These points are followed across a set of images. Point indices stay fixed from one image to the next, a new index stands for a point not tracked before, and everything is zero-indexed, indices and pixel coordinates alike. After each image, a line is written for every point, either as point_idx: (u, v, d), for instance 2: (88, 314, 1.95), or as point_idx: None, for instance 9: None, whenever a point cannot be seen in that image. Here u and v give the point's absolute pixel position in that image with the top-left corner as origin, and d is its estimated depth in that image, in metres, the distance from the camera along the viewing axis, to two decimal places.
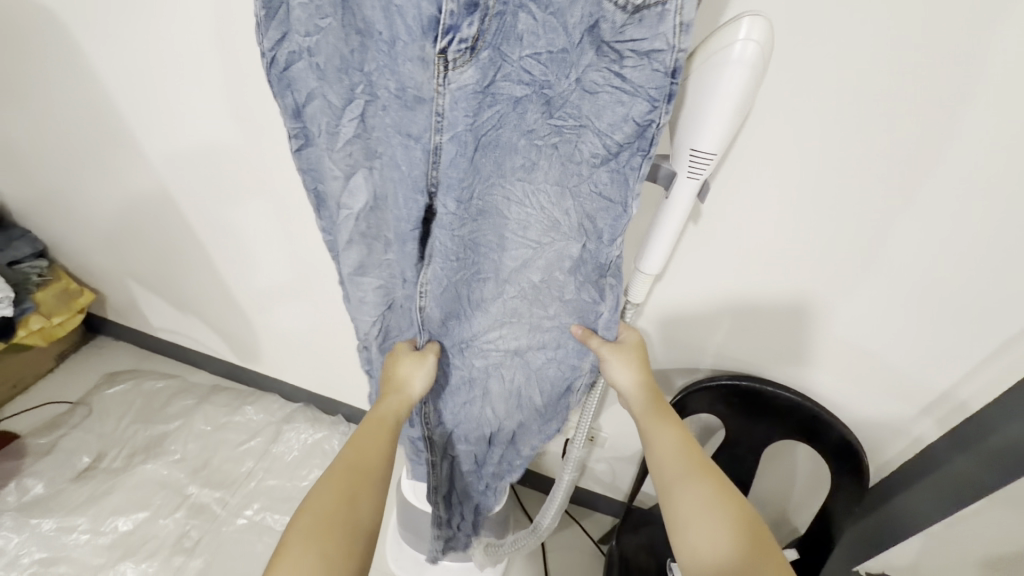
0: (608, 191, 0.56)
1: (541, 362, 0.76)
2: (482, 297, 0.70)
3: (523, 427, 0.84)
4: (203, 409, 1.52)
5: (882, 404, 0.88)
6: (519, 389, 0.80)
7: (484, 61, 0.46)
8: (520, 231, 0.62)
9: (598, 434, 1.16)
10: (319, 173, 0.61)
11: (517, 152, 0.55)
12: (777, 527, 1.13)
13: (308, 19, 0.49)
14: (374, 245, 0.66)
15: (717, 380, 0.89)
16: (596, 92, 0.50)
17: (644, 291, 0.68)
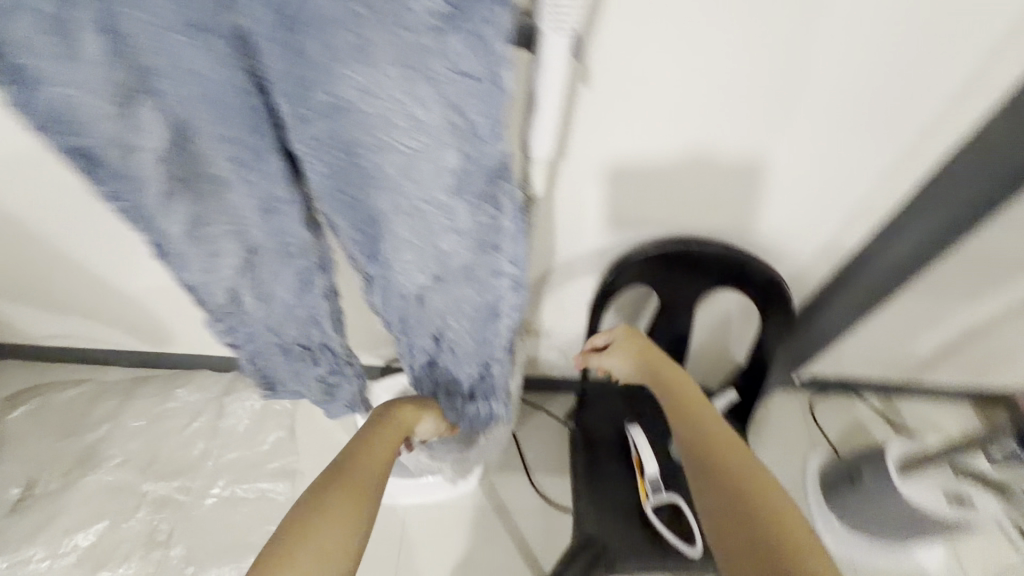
0: (471, 64, 0.41)
1: (461, 290, 0.64)
2: (382, 222, 0.54)
3: (457, 351, 0.75)
4: (131, 405, 1.40)
5: (799, 234, 0.90)
6: (446, 316, 0.69)
7: None
8: (380, 140, 0.45)
9: (542, 327, 1.16)
10: (69, 119, 0.41)
11: (337, 21, 0.38)
12: (720, 366, 1.21)
13: None
14: (215, 188, 0.50)
15: (642, 252, 0.87)
16: None
17: (542, 180, 0.61)
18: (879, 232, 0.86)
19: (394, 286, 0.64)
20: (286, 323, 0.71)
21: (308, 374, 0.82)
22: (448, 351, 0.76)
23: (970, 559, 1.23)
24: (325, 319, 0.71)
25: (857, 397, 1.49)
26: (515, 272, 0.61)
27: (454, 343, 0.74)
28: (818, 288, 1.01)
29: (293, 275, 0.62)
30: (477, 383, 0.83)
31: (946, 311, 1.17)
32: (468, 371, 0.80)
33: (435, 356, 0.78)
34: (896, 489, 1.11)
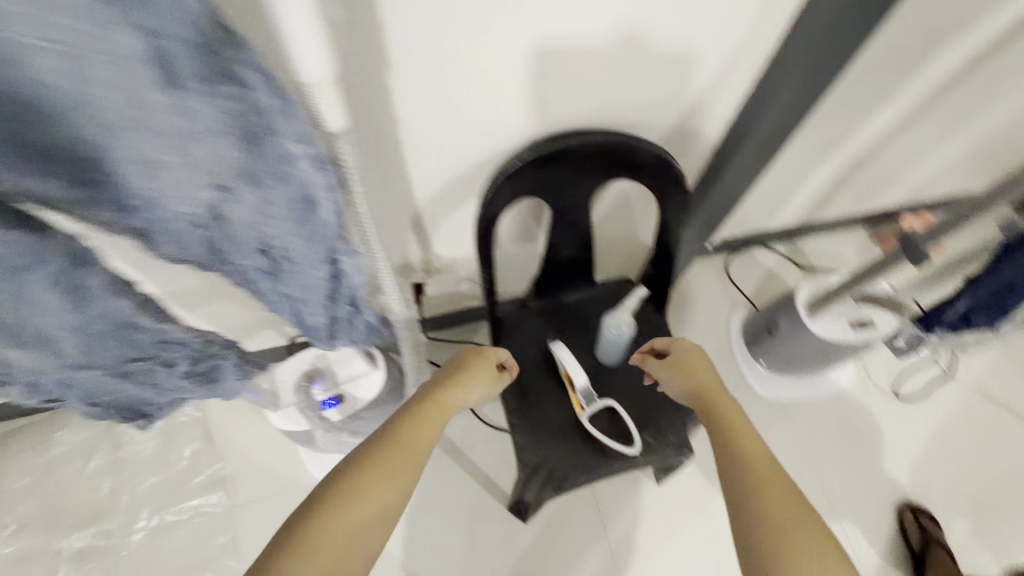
0: None
1: (257, 208, 0.48)
2: (101, 165, 0.39)
3: (296, 288, 0.59)
4: (5, 466, 1.21)
5: (682, 96, 0.81)
6: (262, 245, 0.52)
7: None
8: None
9: (441, 263, 1.06)
10: None
11: None
12: (632, 255, 1.17)
13: None
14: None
15: (518, 159, 0.74)
16: None
17: (336, 105, 0.47)
18: (762, 77, 0.79)
19: (175, 221, 0.45)
20: (95, 346, 0.54)
21: (172, 379, 0.66)
22: (287, 291, 0.59)
23: (874, 367, 1.37)
24: (148, 323, 0.56)
25: (765, 247, 1.54)
26: (310, 150, 0.46)
27: (285, 279, 0.57)
28: (709, 154, 0.95)
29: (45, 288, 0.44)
30: (347, 319, 0.67)
31: (830, 146, 1.17)
32: (327, 310, 0.64)
33: (276, 302, 0.62)
34: (807, 328, 1.17)
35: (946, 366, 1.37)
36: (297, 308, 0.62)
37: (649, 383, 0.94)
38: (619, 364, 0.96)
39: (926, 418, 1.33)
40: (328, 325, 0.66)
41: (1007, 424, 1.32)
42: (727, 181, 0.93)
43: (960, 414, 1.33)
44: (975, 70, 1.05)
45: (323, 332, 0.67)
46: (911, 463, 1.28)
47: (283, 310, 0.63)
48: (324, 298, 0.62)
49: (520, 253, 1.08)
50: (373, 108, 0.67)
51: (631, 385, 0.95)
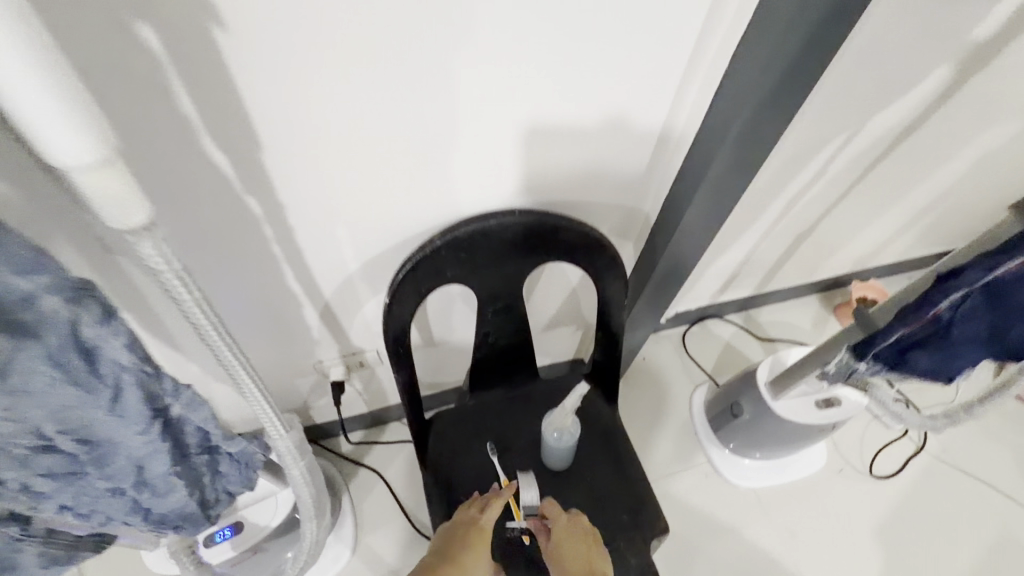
0: None
1: (8, 381, 0.36)
2: None
3: (118, 466, 0.46)
4: None
5: (611, 173, 0.75)
6: (37, 434, 0.40)
7: None
8: None
9: (364, 358, 0.93)
10: None
11: None
12: (578, 336, 1.08)
13: None
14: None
15: (430, 243, 0.66)
16: None
17: (129, 200, 0.35)
18: (693, 149, 0.74)
19: None
20: None
21: None
22: (110, 475, 0.46)
23: (845, 444, 1.28)
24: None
25: (721, 319, 1.48)
26: (53, 285, 0.37)
27: (94, 461, 0.44)
28: (648, 232, 0.89)
29: None
30: (206, 473, 0.54)
31: (775, 219, 1.15)
32: (181, 479, 0.50)
33: (97, 495, 0.47)
34: (772, 407, 1.08)
35: (918, 439, 1.29)
36: (137, 491, 0.48)
37: (598, 490, 0.82)
38: (566, 467, 0.84)
39: (905, 499, 1.23)
40: (191, 496, 0.52)
41: (986, 499, 1.24)
42: (666, 263, 0.86)
43: (939, 492, 1.24)
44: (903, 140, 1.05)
45: (185, 505, 0.52)
46: (893, 553, 1.17)
47: (116, 505, 0.49)
48: (172, 464, 0.48)
49: (455, 341, 0.98)
50: (253, 190, 0.58)
51: (580, 494, 0.82)
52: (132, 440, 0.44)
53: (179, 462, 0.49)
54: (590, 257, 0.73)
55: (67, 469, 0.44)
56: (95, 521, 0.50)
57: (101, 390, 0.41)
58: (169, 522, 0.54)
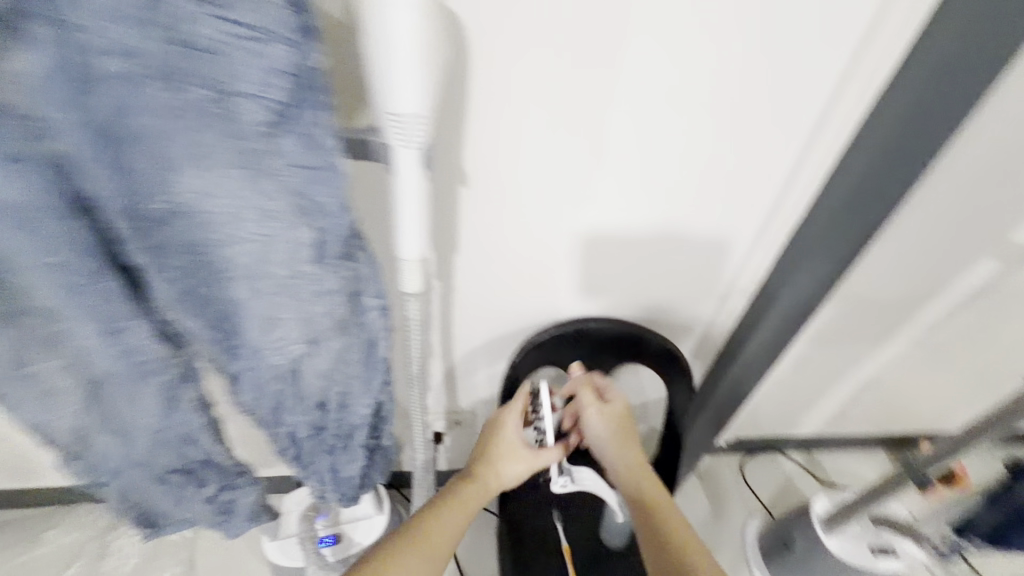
0: (304, 156, 0.37)
1: (337, 358, 0.54)
2: (238, 323, 0.47)
3: (343, 428, 0.64)
4: None
5: (670, 286, 0.90)
6: (322, 394, 0.58)
7: (45, 36, 0.28)
8: (225, 227, 0.39)
9: (462, 417, 1.13)
10: None
11: (166, 135, 0.33)
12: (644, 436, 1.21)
13: None
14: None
15: (545, 333, 0.87)
16: (218, 51, 0.30)
17: (417, 279, 0.58)
18: (755, 300, 0.91)
19: (259, 374, 0.52)
20: (156, 449, 0.53)
21: (194, 503, 0.63)
22: (337, 434, 0.64)
23: None
24: (204, 440, 0.56)
25: (783, 455, 1.53)
26: (382, 303, 0.53)
27: (334, 422, 0.62)
28: (717, 355, 1.05)
29: (155, 392, 0.48)
30: (374, 455, 0.72)
31: (839, 366, 1.25)
32: (363, 451, 0.69)
33: (318, 449, 0.65)
34: (825, 544, 1.12)
35: None
36: (341, 451, 0.67)
37: None
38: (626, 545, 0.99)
39: None
40: (358, 471, 0.71)
41: None
42: (730, 383, 1.01)
43: None
44: (966, 315, 1.15)
45: (357, 473, 0.71)
46: None
47: (324, 459, 0.67)
48: (368, 437, 0.67)
49: None
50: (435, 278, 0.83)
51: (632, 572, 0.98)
52: (360, 413, 0.63)
53: (370, 437, 0.67)
54: (667, 364, 0.91)
55: (318, 427, 0.62)
56: (304, 469, 0.68)
57: (370, 372, 0.59)
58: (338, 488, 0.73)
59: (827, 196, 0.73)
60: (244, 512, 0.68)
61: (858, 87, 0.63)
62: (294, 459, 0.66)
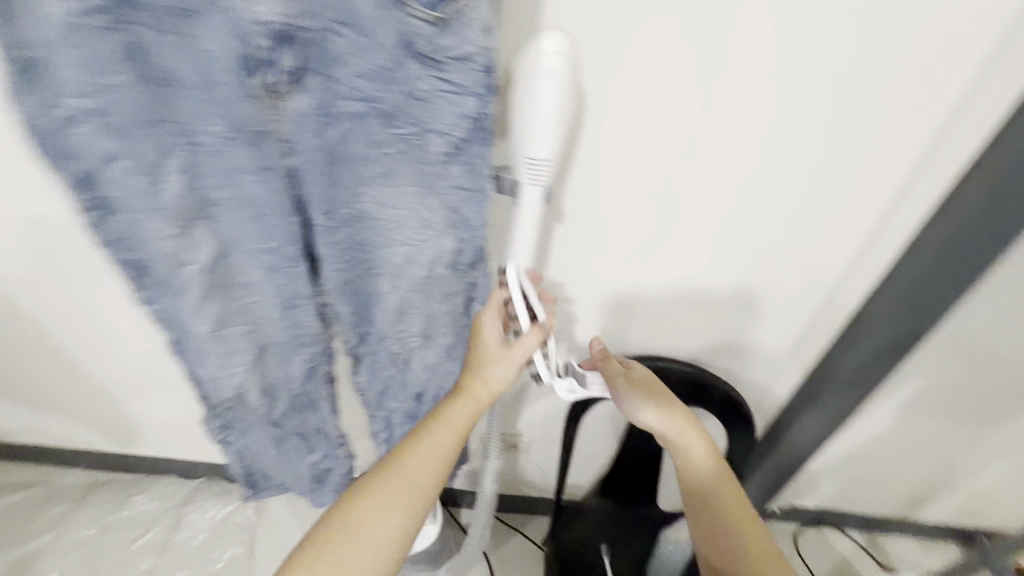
0: (466, 180, 0.46)
1: (444, 352, 0.63)
2: (376, 312, 0.57)
3: (430, 419, 0.72)
4: (83, 512, 1.31)
5: (721, 345, 0.90)
6: (421, 385, 0.66)
7: (314, 87, 0.40)
8: (391, 232, 0.49)
9: (518, 440, 1.14)
10: (134, 245, 0.44)
11: (370, 159, 0.44)
12: None
13: (82, 78, 0.35)
14: (145, 157, 0.40)
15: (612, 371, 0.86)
16: (427, 100, 0.40)
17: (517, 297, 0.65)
18: (816, 369, 0.90)
19: (379, 360, 0.62)
20: (288, 412, 0.65)
21: (298, 464, 0.73)
22: (424, 425, 0.72)
23: None
24: (323, 405, 0.67)
25: (840, 530, 1.46)
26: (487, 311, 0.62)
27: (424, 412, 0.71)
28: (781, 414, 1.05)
29: (301, 361, 0.59)
30: None
31: (916, 449, 1.19)
32: None
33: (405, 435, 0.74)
34: None
35: None
36: None
37: None
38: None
39: None
40: None
41: None
42: (793, 445, 1.00)
43: None
44: None
45: None
46: None
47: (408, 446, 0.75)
48: None
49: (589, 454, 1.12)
50: None
51: None
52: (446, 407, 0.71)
53: None
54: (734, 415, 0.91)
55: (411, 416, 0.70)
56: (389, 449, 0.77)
57: (465, 374, 0.67)
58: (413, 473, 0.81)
59: (897, 275, 0.72)
60: (334, 479, 0.79)
61: (932, 175, 0.63)
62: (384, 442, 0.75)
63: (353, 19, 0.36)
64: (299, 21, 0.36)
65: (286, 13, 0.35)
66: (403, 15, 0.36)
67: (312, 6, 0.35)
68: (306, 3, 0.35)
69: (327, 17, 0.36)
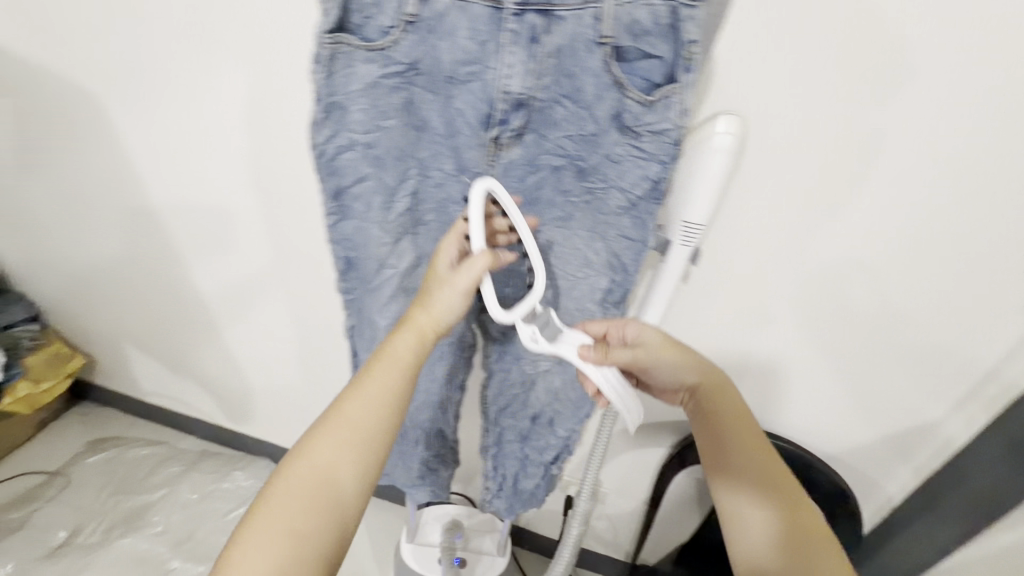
0: (631, 231, 0.51)
1: (567, 377, 0.69)
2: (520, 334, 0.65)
3: (538, 445, 0.76)
4: (190, 476, 1.44)
5: (826, 446, 0.82)
6: (539, 406, 0.72)
7: (529, 143, 0.48)
8: (555, 268, 0.55)
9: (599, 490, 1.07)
10: (354, 245, 0.54)
11: (554, 205, 0.52)
12: None
13: (369, 120, 0.46)
14: (387, 182, 0.50)
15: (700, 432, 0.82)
16: (618, 162, 0.47)
17: None
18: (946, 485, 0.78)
19: (512, 373, 0.70)
20: (416, 408, 0.74)
21: (412, 459, 0.81)
22: (532, 447, 0.77)
23: None
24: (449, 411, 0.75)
25: None
26: None
27: (535, 436, 0.75)
28: None
29: (444, 365, 0.69)
30: (545, 482, 0.82)
31: None
32: (542, 471, 0.80)
33: (512, 453, 0.79)
34: None
35: None
36: (526, 462, 0.80)
37: None
38: None
39: None
40: (533, 487, 0.82)
41: None
42: None
43: None
44: None
45: (529, 488, 0.83)
46: None
47: (512, 464, 0.81)
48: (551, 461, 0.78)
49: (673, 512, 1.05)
50: None
51: None
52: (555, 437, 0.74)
53: (553, 461, 0.78)
54: (844, 508, 0.79)
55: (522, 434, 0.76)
56: (493, 466, 0.82)
57: (580, 408, 0.71)
58: (508, 496, 0.85)
59: None
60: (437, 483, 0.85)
61: None
62: (490, 456, 0.81)
63: (577, 97, 0.45)
64: (536, 92, 0.45)
65: (528, 86, 0.44)
66: (622, 96, 0.44)
67: (548, 82, 0.45)
68: (545, 81, 0.45)
69: (557, 92, 0.45)
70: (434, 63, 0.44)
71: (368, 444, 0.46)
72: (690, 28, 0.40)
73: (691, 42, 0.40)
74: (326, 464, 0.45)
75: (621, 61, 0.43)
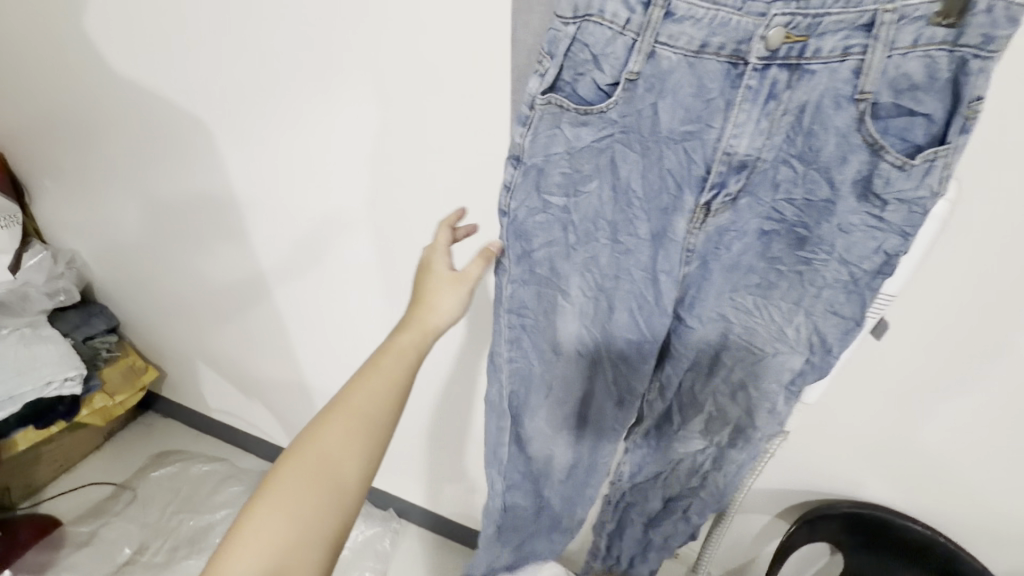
0: (843, 305, 0.42)
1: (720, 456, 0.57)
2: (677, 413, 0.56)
3: (670, 527, 0.66)
4: None
5: (992, 551, 0.70)
6: (674, 487, 0.62)
7: (740, 208, 0.42)
8: (744, 341, 0.47)
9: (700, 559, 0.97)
10: (530, 312, 0.50)
11: (752, 272, 0.45)
12: None
13: (567, 184, 0.42)
14: (568, 241, 0.45)
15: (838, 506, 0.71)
16: (847, 231, 0.40)
17: None
18: None
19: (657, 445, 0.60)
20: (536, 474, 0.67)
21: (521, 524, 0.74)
22: (661, 528, 0.66)
23: None
24: (570, 480, 0.67)
25: None
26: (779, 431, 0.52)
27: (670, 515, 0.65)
28: None
29: (577, 434, 0.62)
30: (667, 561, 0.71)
31: None
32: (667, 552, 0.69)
33: (635, 530, 0.68)
34: None
35: None
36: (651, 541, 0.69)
37: None
38: None
39: None
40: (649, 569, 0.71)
41: None
42: None
43: None
44: None
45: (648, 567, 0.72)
46: None
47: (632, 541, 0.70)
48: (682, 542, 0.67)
49: None
50: None
51: None
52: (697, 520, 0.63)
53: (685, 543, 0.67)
54: None
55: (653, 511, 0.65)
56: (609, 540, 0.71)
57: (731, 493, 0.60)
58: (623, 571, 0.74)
59: None
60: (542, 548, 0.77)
61: None
62: (607, 528, 0.70)
63: (810, 158, 0.38)
64: (762, 153, 0.39)
65: (755, 147, 0.38)
66: (873, 159, 0.36)
67: (776, 141, 0.38)
68: (774, 140, 0.38)
69: (784, 152, 0.39)
70: (648, 120, 0.39)
71: (372, 443, 0.47)
72: (977, 82, 0.33)
73: (978, 99, 0.33)
74: (328, 460, 0.46)
75: (873, 119, 0.36)
